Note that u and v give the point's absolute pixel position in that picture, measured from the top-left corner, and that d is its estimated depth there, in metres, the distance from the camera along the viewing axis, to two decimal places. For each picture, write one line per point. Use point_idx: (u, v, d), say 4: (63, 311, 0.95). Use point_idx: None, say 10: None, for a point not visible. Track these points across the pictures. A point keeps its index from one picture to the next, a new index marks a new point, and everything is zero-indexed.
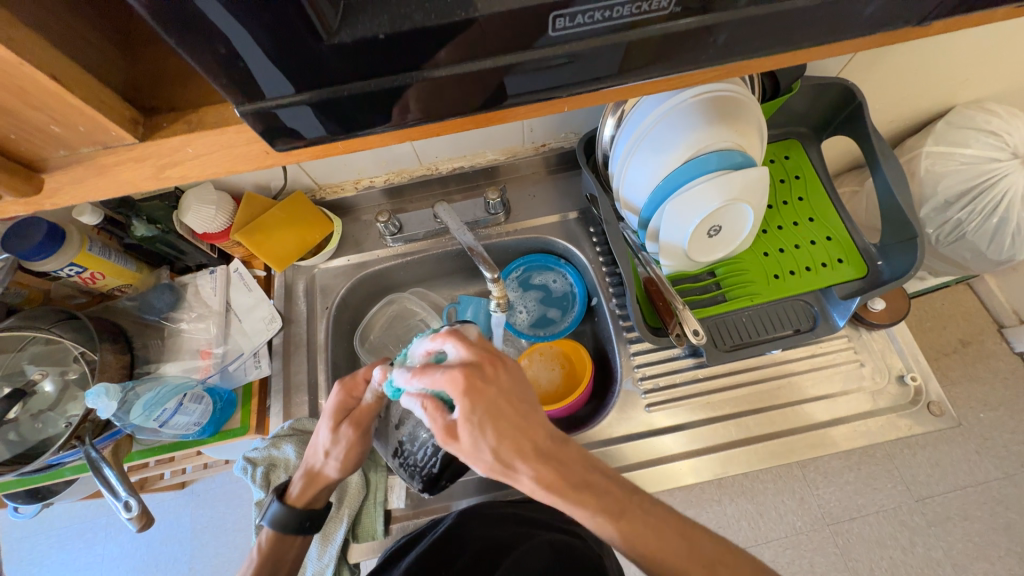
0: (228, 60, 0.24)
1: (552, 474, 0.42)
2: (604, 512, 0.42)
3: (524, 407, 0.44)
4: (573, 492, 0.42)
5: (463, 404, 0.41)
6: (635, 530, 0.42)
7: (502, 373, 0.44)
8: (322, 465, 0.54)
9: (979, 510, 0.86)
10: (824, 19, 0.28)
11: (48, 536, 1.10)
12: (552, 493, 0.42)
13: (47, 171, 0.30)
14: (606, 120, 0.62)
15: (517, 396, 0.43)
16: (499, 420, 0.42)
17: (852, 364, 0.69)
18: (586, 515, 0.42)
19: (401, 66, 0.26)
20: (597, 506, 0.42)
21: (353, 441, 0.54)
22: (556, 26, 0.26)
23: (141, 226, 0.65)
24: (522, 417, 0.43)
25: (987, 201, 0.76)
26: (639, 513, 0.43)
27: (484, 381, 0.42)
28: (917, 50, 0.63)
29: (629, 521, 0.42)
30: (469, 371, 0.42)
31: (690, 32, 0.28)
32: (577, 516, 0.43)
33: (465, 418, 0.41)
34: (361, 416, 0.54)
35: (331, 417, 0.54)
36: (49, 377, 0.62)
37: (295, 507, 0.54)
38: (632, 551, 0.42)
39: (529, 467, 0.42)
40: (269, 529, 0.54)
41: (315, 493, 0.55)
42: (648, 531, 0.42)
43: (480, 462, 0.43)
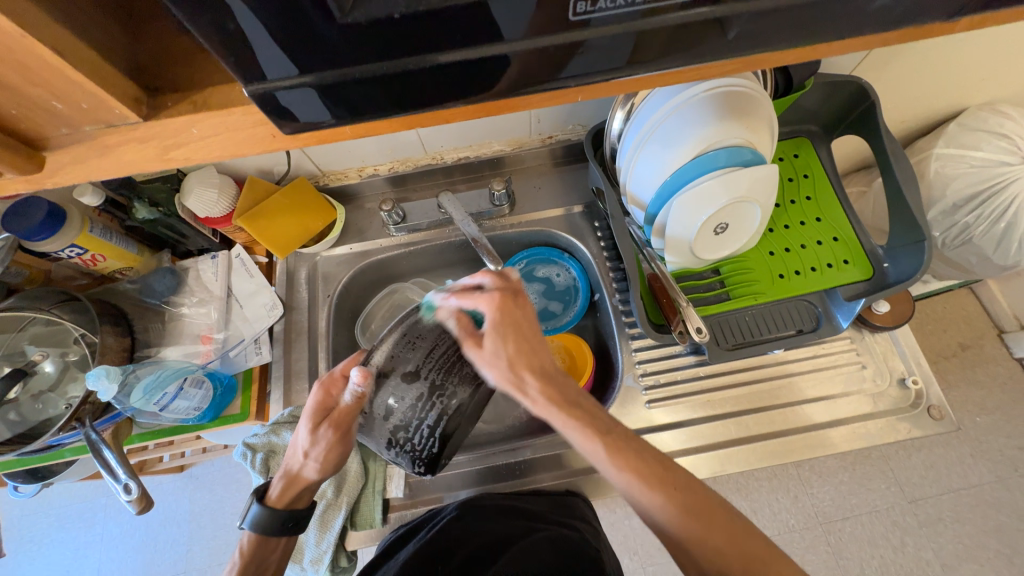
0: (238, 38, 0.23)
1: (555, 389, 0.46)
2: (600, 440, 0.44)
3: (541, 331, 0.49)
4: (572, 407, 0.46)
5: (494, 314, 0.46)
6: (626, 455, 0.44)
7: (528, 304, 0.49)
8: (303, 467, 0.54)
9: (971, 513, 0.86)
10: (849, 12, 0.27)
11: (47, 514, 1.11)
12: (551, 405, 0.46)
13: (48, 149, 0.29)
14: (615, 113, 0.61)
15: (536, 325, 0.48)
16: (519, 335, 0.47)
17: (854, 366, 0.69)
18: (580, 433, 0.45)
19: (414, 50, 0.26)
20: (591, 420, 0.45)
21: (333, 441, 0.53)
22: (577, 10, 0.25)
23: (143, 209, 0.65)
24: (537, 340, 0.48)
25: (995, 205, 0.75)
26: (630, 441, 0.45)
27: (513, 303, 0.48)
28: (933, 49, 0.62)
29: (618, 441, 0.44)
30: (505, 295, 0.47)
31: (709, 23, 0.27)
32: (572, 433, 0.45)
33: (493, 327, 0.46)
34: (339, 417, 0.52)
35: (311, 417, 0.53)
36: (49, 358, 0.62)
37: (277, 509, 0.54)
38: (621, 474, 0.43)
39: (538, 376, 0.47)
40: (249, 532, 0.54)
41: (295, 494, 0.55)
42: (635, 458, 0.44)
43: (496, 370, 0.47)
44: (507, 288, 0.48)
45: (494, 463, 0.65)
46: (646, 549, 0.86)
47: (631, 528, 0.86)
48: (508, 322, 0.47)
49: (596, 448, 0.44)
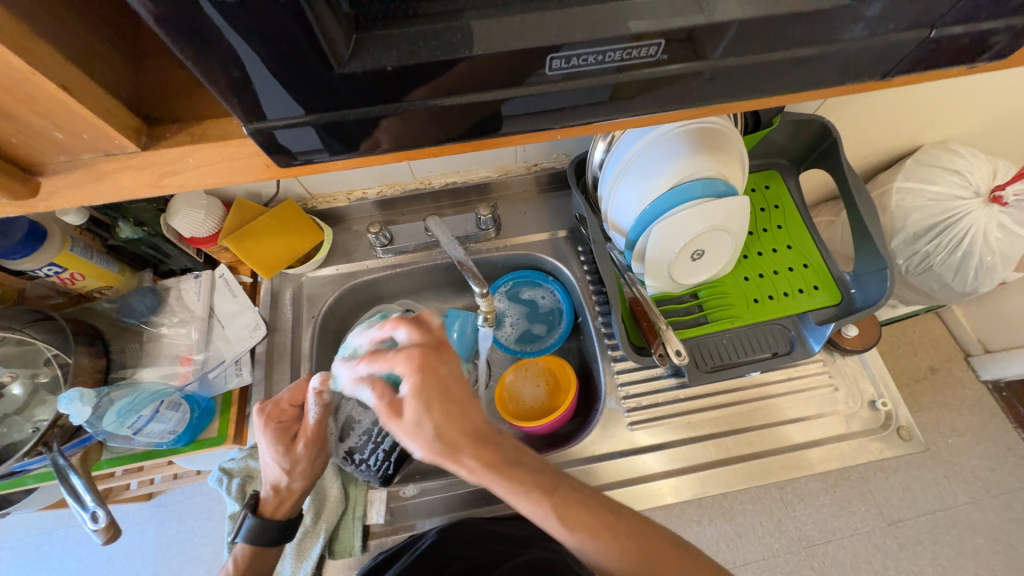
0: (239, 82, 0.25)
1: (478, 458, 0.43)
2: (538, 488, 0.44)
3: (466, 389, 0.45)
4: (508, 469, 0.44)
5: (413, 380, 0.43)
6: (571, 511, 0.44)
7: (452, 358, 0.46)
8: (289, 480, 0.56)
9: (947, 534, 0.88)
10: (798, 70, 0.30)
11: (1, 548, 1.04)
12: (488, 477, 0.43)
13: (45, 175, 0.30)
14: (597, 144, 0.65)
15: (462, 384, 0.45)
16: (447, 400, 0.43)
17: (827, 389, 0.72)
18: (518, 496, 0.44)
19: (406, 95, 0.28)
20: (531, 483, 0.44)
21: (310, 455, 0.56)
22: (553, 66, 0.28)
23: (127, 228, 0.64)
24: (466, 403, 0.44)
25: (952, 236, 0.80)
26: (569, 492, 0.45)
27: (436, 360, 0.45)
28: (886, 94, 0.67)
29: (564, 499, 0.45)
30: (426, 350, 0.45)
31: (676, 76, 0.30)
32: (518, 497, 0.44)
33: (414, 393, 0.42)
34: (307, 429, 0.56)
35: (273, 438, 0.55)
36: (19, 379, 0.60)
37: (273, 518, 0.56)
38: (571, 533, 0.44)
39: (466, 457, 0.43)
40: (242, 545, 0.54)
41: (291, 504, 0.57)
42: (579, 510, 0.44)
43: (420, 443, 0.43)
44: (425, 354, 0.44)
45: (479, 486, 0.65)
46: None
47: None
48: (437, 385, 0.43)
49: (545, 509, 0.44)
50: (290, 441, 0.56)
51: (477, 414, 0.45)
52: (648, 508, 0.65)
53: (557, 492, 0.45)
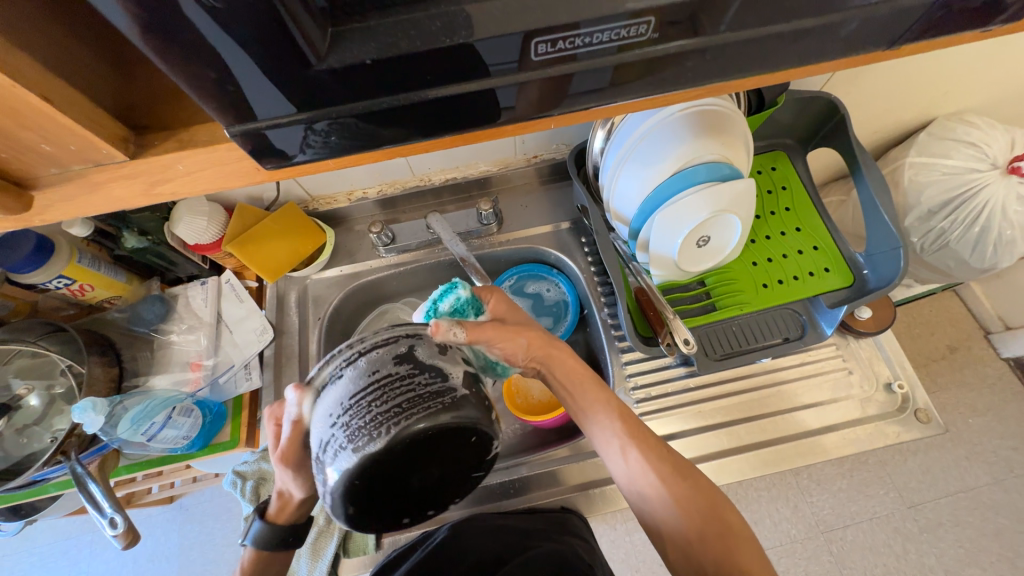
0: (219, 83, 0.24)
1: (561, 362, 0.52)
2: (616, 411, 0.50)
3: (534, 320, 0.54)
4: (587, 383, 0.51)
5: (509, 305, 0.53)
6: (646, 447, 0.48)
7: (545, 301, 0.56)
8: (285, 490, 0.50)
9: (970, 516, 0.86)
10: (799, 45, 0.29)
11: (31, 553, 1.07)
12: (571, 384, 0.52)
13: (37, 188, 0.30)
14: (596, 132, 0.63)
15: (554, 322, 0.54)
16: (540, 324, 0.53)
17: (841, 373, 0.70)
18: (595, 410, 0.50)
19: (395, 87, 0.27)
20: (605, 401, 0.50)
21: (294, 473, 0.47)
22: (539, 51, 0.27)
23: (132, 237, 0.65)
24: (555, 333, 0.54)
25: (968, 211, 0.78)
26: (642, 430, 0.49)
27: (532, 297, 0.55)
28: (895, 66, 0.65)
29: (636, 431, 0.49)
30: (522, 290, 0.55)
31: (671, 56, 0.29)
32: (593, 415, 0.50)
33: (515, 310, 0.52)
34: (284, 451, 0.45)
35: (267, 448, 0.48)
36: (35, 391, 0.61)
37: (276, 524, 0.52)
38: (640, 463, 0.48)
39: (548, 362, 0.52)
40: (250, 550, 0.53)
41: (292, 513, 0.52)
42: (653, 448, 0.48)
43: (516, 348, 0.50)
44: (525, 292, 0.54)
45: (488, 483, 0.64)
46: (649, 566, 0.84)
47: (632, 544, 0.80)
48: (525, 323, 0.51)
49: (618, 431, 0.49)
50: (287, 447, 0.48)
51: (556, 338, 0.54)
52: None
53: (632, 420, 0.50)
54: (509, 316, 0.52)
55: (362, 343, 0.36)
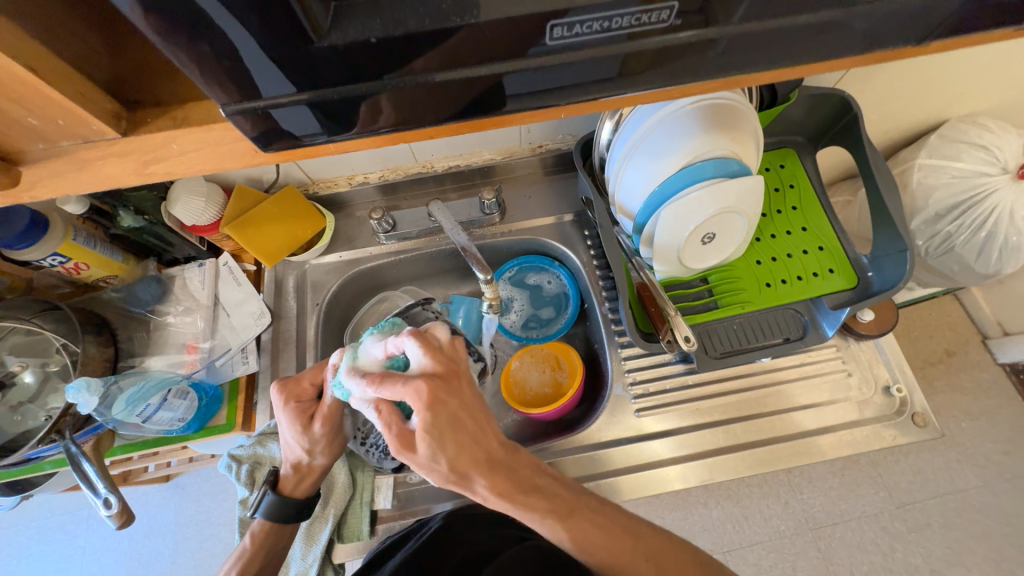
0: (215, 59, 0.23)
1: (490, 479, 0.46)
2: (551, 515, 0.47)
3: (485, 420, 0.47)
4: (518, 496, 0.47)
5: (422, 413, 0.43)
6: (587, 534, 0.48)
7: (462, 388, 0.46)
8: (311, 459, 0.56)
9: (957, 517, 0.87)
10: (823, 37, 0.28)
11: (27, 527, 1.08)
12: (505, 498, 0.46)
13: (25, 163, 0.29)
14: (604, 123, 0.62)
15: (469, 414, 0.45)
16: (452, 432, 0.44)
17: (840, 374, 0.70)
18: (536, 520, 0.47)
19: (401, 69, 0.26)
20: (542, 510, 0.47)
21: (328, 435, 0.56)
22: (553, 35, 0.26)
23: (128, 217, 0.64)
24: (473, 432, 0.46)
25: (976, 215, 0.77)
26: (585, 514, 0.49)
27: (445, 391, 0.44)
28: (911, 65, 0.63)
29: (582, 523, 0.49)
30: (434, 381, 0.44)
31: (690, 45, 0.27)
32: (529, 521, 0.47)
33: (424, 428, 0.43)
34: (324, 410, 0.54)
35: (295, 422, 0.55)
36: (29, 368, 0.61)
37: (292, 497, 0.56)
38: (588, 553, 0.48)
39: (475, 481, 0.46)
40: (261, 518, 0.56)
41: (311, 482, 0.58)
42: (590, 529, 0.48)
43: (434, 476, 0.45)
44: (433, 381, 0.44)
45: None
46: None
47: None
48: (437, 439, 0.44)
49: (557, 531, 0.47)
50: (308, 420, 0.56)
51: (496, 442, 0.48)
52: (654, 494, 0.64)
53: (567, 513, 0.48)
54: (439, 392, 0.44)
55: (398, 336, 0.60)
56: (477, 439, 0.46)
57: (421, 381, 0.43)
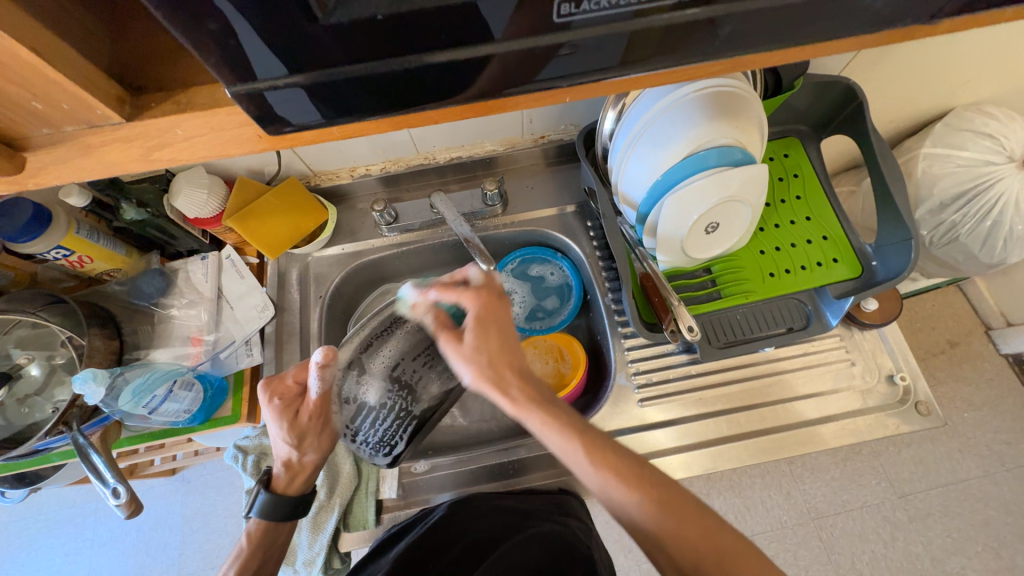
0: (219, 38, 0.23)
1: (519, 390, 0.47)
2: (569, 432, 0.45)
3: (519, 333, 0.51)
4: (547, 404, 0.47)
5: (476, 313, 0.49)
6: (602, 456, 0.44)
7: (507, 304, 0.51)
8: (302, 454, 0.56)
9: (959, 507, 0.88)
10: (834, 14, 0.28)
11: (36, 520, 1.09)
12: (528, 409, 0.46)
13: (29, 150, 0.29)
14: (607, 112, 0.61)
15: (514, 324, 0.50)
16: (501, 333, 0.49)
17: (843, 364, 0.70)
18: (553, 432, 0.45)
19: (403, 50, 0.26)
20: (565, 422, 0.46)
21: (318, 428, 0.56)
22: (561, 12, 0.25)
23: (131, 210, 0.64)
24: (515, 340, 0.50)
25: (981, 203, 0.76)
26: (601, 441, 0.45)
27: (497, 303, 0.50)
28: (917, 51, 0.63)
29: (594, 443, 0.44)
30: (490, 293, 0.50)
31: (697, 24, 0.27)
32: (550, 437, 0.45)
33: (474, 323, 0.48)
34: (312, 404, 0.55)
35: (284, 416, 0.54)
36: (35, 361, 0.61)
37: (287, 494, 0.56)
38: (599, 475, 0.43)
39: (506, 376, 0.47)
40: (255, 520, 0.54)
41: (304, 481, 0.57)
42: (608, 457, 0.44)
43: (471, 368, 0.48)
44: (491, 294, 0.50)
45: (489, 462, 0.65)
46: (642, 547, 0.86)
47: None
48: (484, 329, 0.48)
49: (575, 448, 0.44)
50: (296, 416, 0.55)
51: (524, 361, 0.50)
52: None
53: (593, 434, 0.45)
54: (489, 310, 0.49)
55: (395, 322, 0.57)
56: (514, 345, 0.49)
57: (473, 291, 0.50)
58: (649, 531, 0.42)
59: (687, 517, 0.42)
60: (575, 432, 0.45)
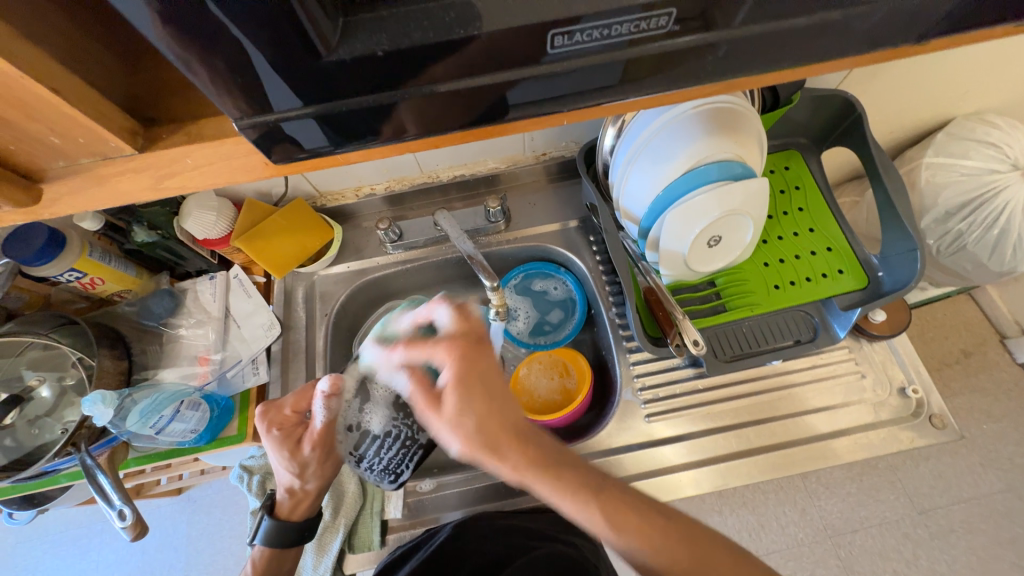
0: (228, 74, 0.24)
1: (516, 453, 0.43)
2: (584, 489, 0.42)
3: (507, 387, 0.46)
4: (550, 465, 0.42)
5: (453, 369, 0.45)
6: (619, 512, 0.41)
7: (486, 352, 0.48)
8: (304, 482, 0.56)
9: (982, 523, 0.85)
10: (823, 37, 0.28)
11: (42, 542, 1.09)
12: (530, 471, 0.42)
13: (45, 181, 0.31)
14: (607, 129, 0.63)
15: (499, 375, 0.46)
16: (486, 391, 0.45)
17: (854, 376, 0.69)
18: (559, 492, 0.42)
19: (402, 81, 0.27)
20: (571, 481, 0.42)
21: (321, 457, 0.57)
22: (554, 42, 0.26)
23: (142, 232, 0.66)
24: (503, 392, 0.45)
25: (988, 212, 0.76)
26: (616, 494, 0.42)
27: (474, 351, 0.47)
28: (914, 64, 0.63)
29: (609, 498, 0.42)
30: (465, 342, 0.47)
31: (690, 49, 0.28)
32: (562, 501, 0.42)
33: (453, 382, 0.45)
34: (313, 434, 0.56)
35: (287, 446, 0.55)
36: (46, 382, 0.61)
37: (291, 519, 0.56)
38: (616, 534, 0.41)
39: (497, 445, 0.43)
40: (260, 546, 0.55)
41: (308, 506, 0.57)
42: (627, 512, 0.41)
43: (459, 438, 0.43)
44: (464, 351, 0.46)
45: (494, 480, 0.65)
46: None
47: None
48: (467, 396, 0.44)
49: (590, 511, 0.41)
50: (297, 445, 0.56)
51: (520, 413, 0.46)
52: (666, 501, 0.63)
53: (606, 494, 0.42)
54: (466, 366, 0.45)
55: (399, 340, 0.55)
56: (505, 405, 0.45)
57: (445, 350, 0.46)
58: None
59: (710, 554, 0.40)
60: (585, 495, 0.42)
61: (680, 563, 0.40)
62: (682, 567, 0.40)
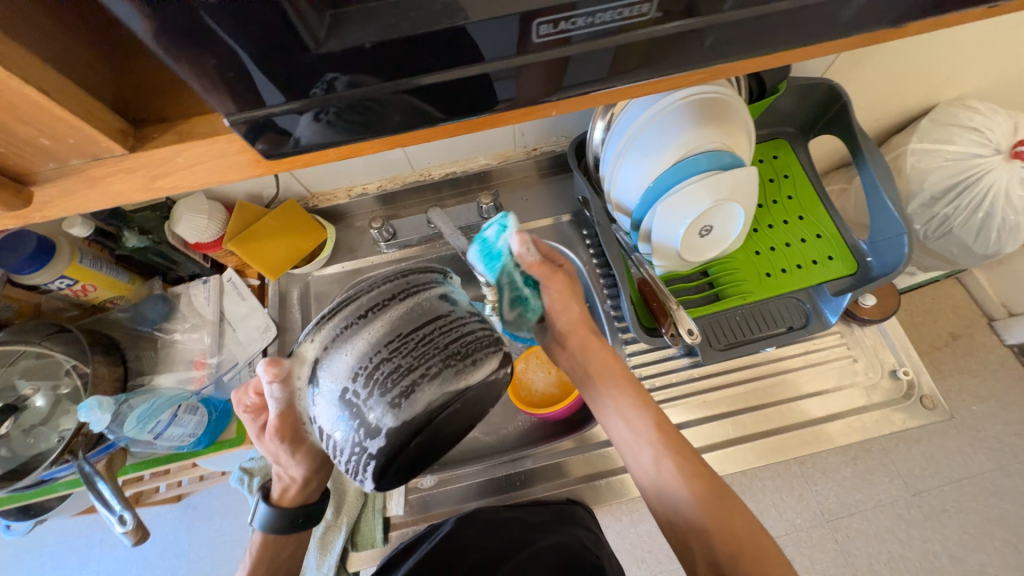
0: (218, 70, 0.24)
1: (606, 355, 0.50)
2: (641, 406, 0.48)
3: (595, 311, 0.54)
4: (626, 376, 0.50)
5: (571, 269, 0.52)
6: (666, 439, 0.47)
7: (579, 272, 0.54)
8: (292, 470, 0.51)
9: (974, 501, 0.86)
10: (806, 21, 0.29)
11: (41, 554, 1.08)
12: (612, 374, 0.50)
13: (36, 184, 0.30)
14: (596, 123, 0.63)
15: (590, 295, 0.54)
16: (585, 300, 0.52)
17: (845, 360, 0.70)
18: (626, 401, 0.49)
19: (391, 74, 0.27)
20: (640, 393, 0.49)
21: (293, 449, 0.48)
22: (541, 32, 0.27)
23: (133, 237, 0.65)
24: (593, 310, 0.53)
25: (972, 196, 0.77)
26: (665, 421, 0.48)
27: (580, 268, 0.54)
28: (897, 50, 0.64)
29: (662, 420, 0.48)
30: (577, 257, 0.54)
31: (675, 36, 0.28)
32: (629, 409, 0.48)
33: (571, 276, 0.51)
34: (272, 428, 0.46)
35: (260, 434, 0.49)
36: (40, 391, 0.61)
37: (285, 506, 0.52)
38: (658, 453, 0.46)
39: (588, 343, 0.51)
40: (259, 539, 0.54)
41: (301, 493, 0.52)
42: (674, 440, 0.47)
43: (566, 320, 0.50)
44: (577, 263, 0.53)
45: (495, 474, 0.65)
46: (654, 556, 0.85)
47: (638, 535, 0.85)
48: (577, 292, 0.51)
49: (649, 422, 0.48)
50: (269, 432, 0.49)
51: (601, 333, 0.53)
52: None
53: (665, 423, 0.48)
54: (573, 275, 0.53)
55: (390, 285, 0.35)
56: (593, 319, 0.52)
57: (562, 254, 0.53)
58: (692, 514, 0.44)
59: (731, 504, 0.44)
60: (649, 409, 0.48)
61: (704, 503, 0.44)
62: (704, 507, 0.44)
